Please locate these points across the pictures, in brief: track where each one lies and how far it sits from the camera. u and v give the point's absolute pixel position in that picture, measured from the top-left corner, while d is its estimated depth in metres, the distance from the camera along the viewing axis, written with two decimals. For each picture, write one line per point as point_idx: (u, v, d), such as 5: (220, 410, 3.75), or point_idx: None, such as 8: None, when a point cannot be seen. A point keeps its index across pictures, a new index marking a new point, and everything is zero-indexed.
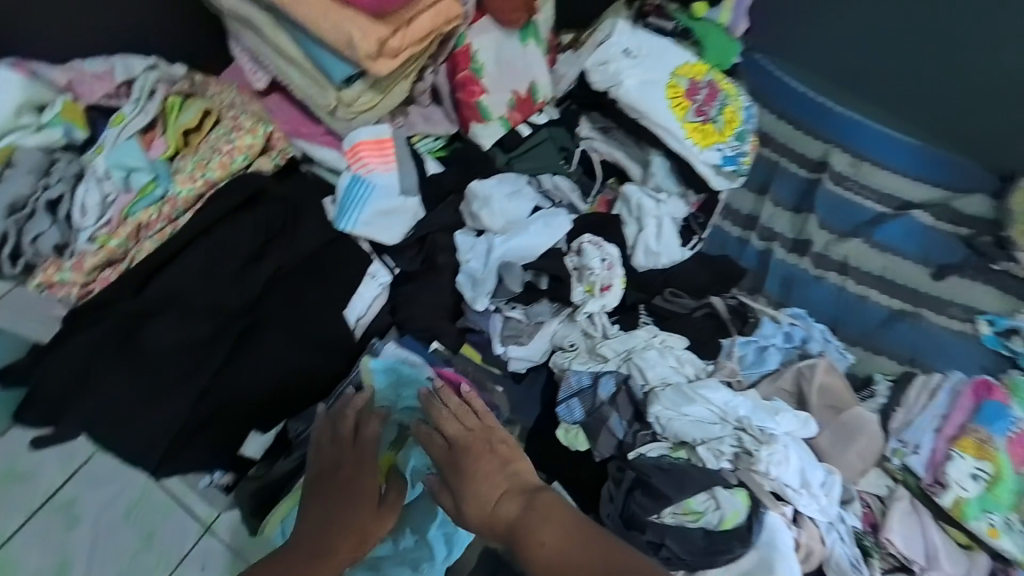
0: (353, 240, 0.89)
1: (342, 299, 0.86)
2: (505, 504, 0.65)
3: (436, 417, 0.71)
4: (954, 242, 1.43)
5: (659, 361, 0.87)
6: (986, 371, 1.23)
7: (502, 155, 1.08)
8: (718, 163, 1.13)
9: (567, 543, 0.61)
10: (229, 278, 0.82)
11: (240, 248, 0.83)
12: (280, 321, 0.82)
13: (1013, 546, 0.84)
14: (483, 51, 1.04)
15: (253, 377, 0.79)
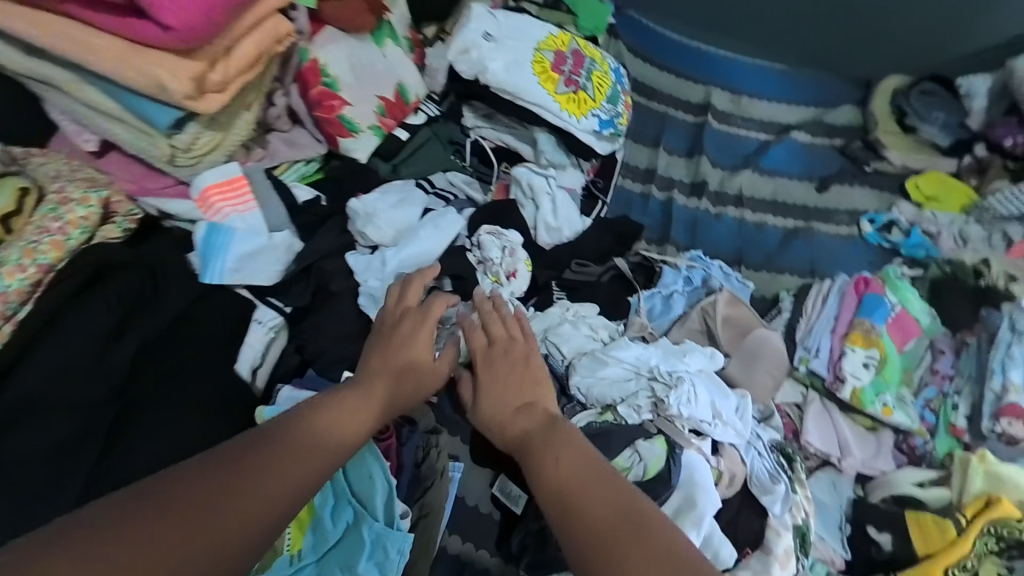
0: (232, 290, 0.83)
1: (230, 354, 0.79)
2: (526, 417, 0.67)
3: (485, 318, 0.76)
4: (831, 154, 1.56)
5: (573, 333, 0.90)
6: (873, 266, 1.36)
7: (384, 164, 1.03)
8: (597, 128, 1.13)
9: (574, 469, 0.60)
10: (85, 365, 0.72)
11: (93, 328, 0.74)
12: (166, 391, 0.73)
13: (905, 419, 0.94)
14: (332, 63, 0.96)
15: (147, 460, 0.68)
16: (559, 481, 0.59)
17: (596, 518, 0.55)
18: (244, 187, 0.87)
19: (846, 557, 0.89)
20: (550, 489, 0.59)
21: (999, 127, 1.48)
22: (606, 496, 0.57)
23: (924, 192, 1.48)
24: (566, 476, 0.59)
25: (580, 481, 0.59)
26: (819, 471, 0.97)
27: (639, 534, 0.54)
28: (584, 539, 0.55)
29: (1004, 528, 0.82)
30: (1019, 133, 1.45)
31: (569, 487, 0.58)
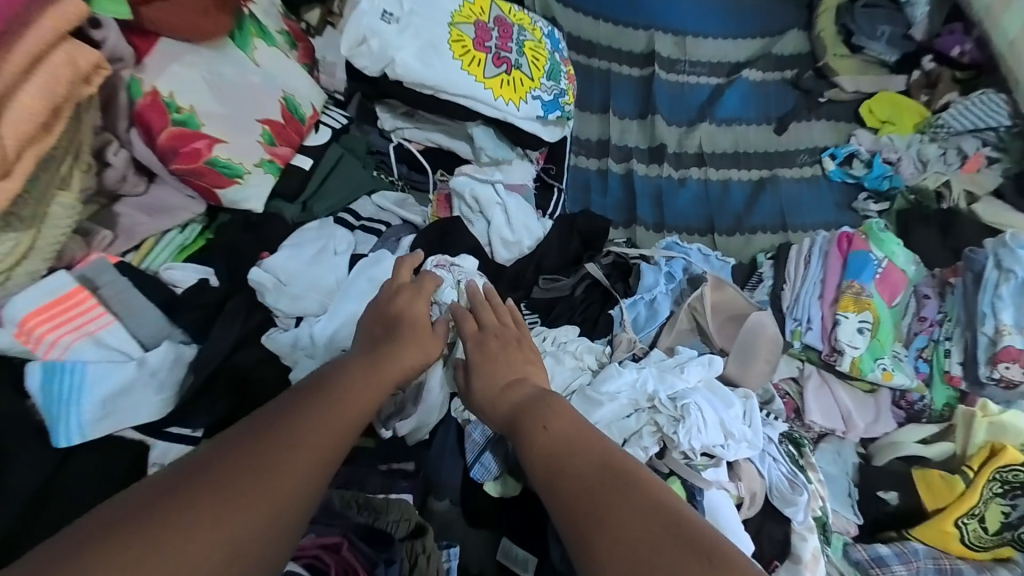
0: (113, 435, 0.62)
1: None
2: (517, 392, 0.68)
3: (479, 305, 0.77)
4: (784, 89, 1.45)
5: (555, 369, 0.78)
6: (840, 205, 1.27)
7: (290, 204, 0.83)
8: (541, 113, 0.96)
9: (563, 432, 0.60)
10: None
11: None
12: None
13: (905, 379, 0.90)
14: (183, 90, 0.72)
15: None
16: (547, 446, 0.59)
17: (581, 476, 0.55)
18: (86, 300, 0.64)
19: (859, 522, 0.89)
20: (539, 454, 0.59)
21: (946, 36, 1.41)
22: (593, 455, 0.57)
23: (877, 116, 1.39)
24: (555, 441, 0.59)
25: (567, 445, 0.58)
26: (822, 442, 0.94)
27: (624, 486, 0.53)
28: (568, 498, 0.54)
29: (1012, 472, 0.81)
30: (964, 40, 1.39)
31: (559, 451, 0.58)
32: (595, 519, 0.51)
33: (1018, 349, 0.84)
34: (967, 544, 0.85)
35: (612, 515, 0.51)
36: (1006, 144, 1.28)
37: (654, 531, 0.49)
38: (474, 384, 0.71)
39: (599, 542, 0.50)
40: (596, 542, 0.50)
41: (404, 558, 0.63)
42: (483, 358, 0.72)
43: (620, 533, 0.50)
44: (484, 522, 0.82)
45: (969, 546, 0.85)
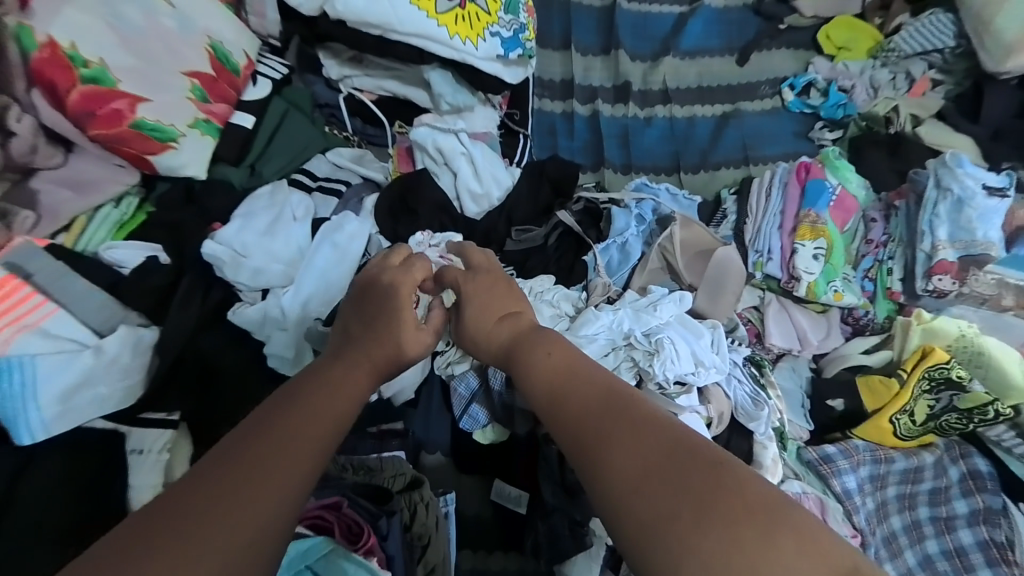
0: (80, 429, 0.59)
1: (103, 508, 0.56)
2: (509, 331, 0.68)
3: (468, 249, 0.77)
4: (746, 15, 1.41)
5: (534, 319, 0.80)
6: (800, 135, 1.30)
7: (236, 171, 0.76)
8: (502, 52, 0.89)
9: (565, 364, 0.59)
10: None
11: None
12: None
13: (853, 298, 0.97)
14: (84, 42, 0.62)
15: None
16: (549, 381, 0.58)
17: (585, 402, 0.54)
18: (21, 290, 0.58)
19: (809, 429, 1.00)
20: (542, 387, 0.58)
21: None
22: (597, 382, 0.56)
23: (834, 43, 1.39)
24: (557, 366, 0.59)
25: (570, 377, 0.57)
26: (780, 360, 1.02)
27: (629, 406, 0.52)
28: (574, 421, 0.53)
29: (938, 371, 0.91)
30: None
31: (562, 383, 0.57)
32: (601, 436, 0.50)
33: (950, 262, 0.91)
34: (898, 435, 0.98)
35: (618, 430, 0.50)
36: (951, 66, 1.31)
37: (661, 442, 0.48)
38: (470, 334, 0.71)
39: (607, 458, 0.48)
40: (604, 457, 0.49)
41: (404, 509, 0.67)
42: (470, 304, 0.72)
43: (625, 446, 0.48)
44: (475, 467, 0.88)
45: (900, 437, 0.98)
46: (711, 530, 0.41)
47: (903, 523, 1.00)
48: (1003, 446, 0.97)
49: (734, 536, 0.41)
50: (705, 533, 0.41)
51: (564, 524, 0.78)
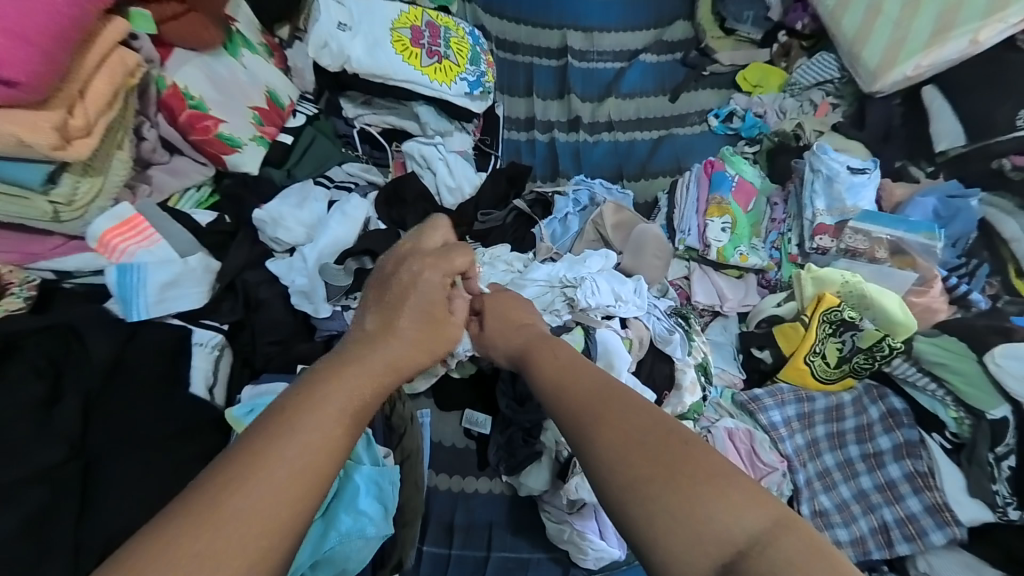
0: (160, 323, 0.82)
1: (174, 381, 0.77)
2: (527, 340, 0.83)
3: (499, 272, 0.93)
4: (675, 66, 1.78)
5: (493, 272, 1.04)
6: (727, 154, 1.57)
7: (277, 172, 1.07)
8: (468, 90, 1.23)
9: (573, 370, 0.72)
10: (25, 435, 0.64)
11: (17, 404, 0.65)
12: (117, 439, 0.70)
13: (758, 260, 1.20)
14: (193, 85, 0.96)
15: (128, 503, 0.65)
16: (559, 380, 0.71)
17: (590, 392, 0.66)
18: (145, 225, 0.82)
19: (743, 377, 1.17)
20: (551, 384, 0.72)
21: (794, 11, 1.75)
22: (589, 378, 0.69)
23: (750, 82, 1.72)
24: (557, 366, 0.74)
25: (577, 378, 0.70)
26: (713, 322, 1.22)
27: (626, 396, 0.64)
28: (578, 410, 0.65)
29: (834, 313, 1.09)
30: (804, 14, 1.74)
31: (569, 383, 0.70)
32: (602, 419, 0.61)
33: (828, 224, 1.15)
34: (817, 377, 1.12)
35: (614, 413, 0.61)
36: (842, 91, 1.61)
37: (650, 425, 0.58)
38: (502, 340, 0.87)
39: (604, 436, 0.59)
40: (597, 434, 0.60)
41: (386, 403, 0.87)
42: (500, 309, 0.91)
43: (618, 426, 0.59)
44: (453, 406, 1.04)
45: (819, 379, 1.13)
46: (678, 487, 0.52)
47: (836, 461, 1.09)
48: (908, 381, 1.09)
49: (693, 488, 0.52)
50: (674, 491, 0.52)
51: (519, 433, 0.94)
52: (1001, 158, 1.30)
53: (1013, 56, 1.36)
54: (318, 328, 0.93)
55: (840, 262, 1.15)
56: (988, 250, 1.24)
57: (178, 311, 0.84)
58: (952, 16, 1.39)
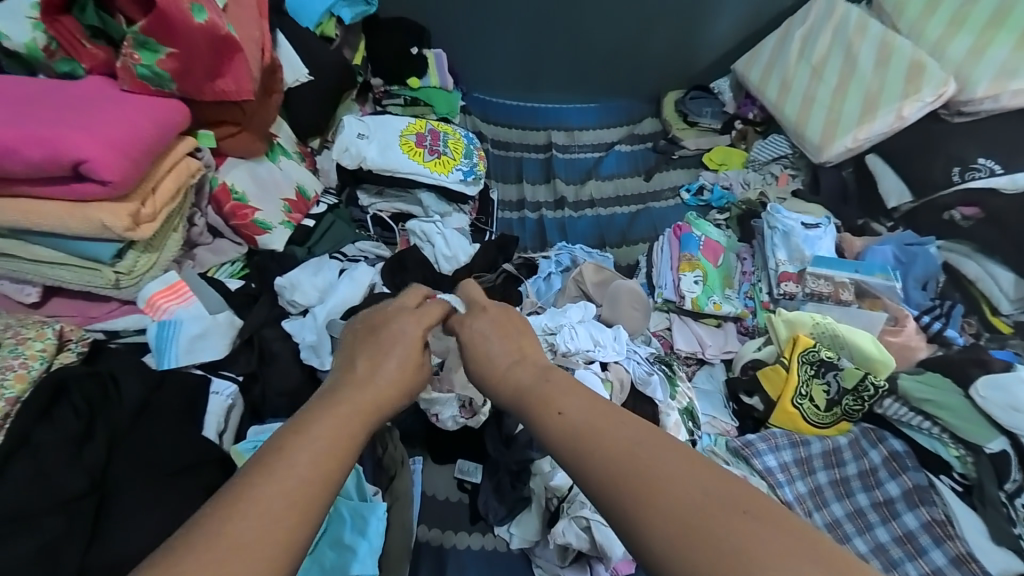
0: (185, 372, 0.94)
1: (191, 423, 0.87)
2: (521, 373, 0.57)
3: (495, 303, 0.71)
4: (645, 152, 1.88)
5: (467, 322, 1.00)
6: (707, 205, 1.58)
7: (300, 249, 1.24)
8: (463, 178, 1.46)
9: (589, 416, 0.48)
10: (60, 466, 0.74)
11: (63, 435, 0.77)
12: (135, 472, 0.79)
13: (730, 308, 1.31)
14: (239, 182, 1.19)
15: (135, 533, 0.73)
16: (577, 425, 0.47)
17: (631, 452, 0.44)
18: (185, 290, 0.99)
19: (735, 424, 1.17)
20: (565, 440, 0.47)
21: (745, 103, 1.87)
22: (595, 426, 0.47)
23: (715, 162, 1.80)
24: (565, 406, 0.50)
25: (597, 421, 0.47)
26: (700, 369, 1.27)
27: (673, 451, 0.44)
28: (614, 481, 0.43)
29: (811, 353, 1.13)
30: (754, 105, 1.86)
31: (590, 436, 0.46)
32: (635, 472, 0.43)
33: (791, 272, 1.31)
34: (810, 421, 1.12)
35: (669, 492, 0.41)
36: (799, 163, 1.71)
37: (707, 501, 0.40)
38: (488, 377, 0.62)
39: (657, 527, 0.40)
40: (646, 524, 0.41)
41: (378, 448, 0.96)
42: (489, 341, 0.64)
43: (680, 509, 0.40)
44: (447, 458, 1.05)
45: (813, 423, 1.12)
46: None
47: (845, 510, 1.03)
48: (902, 421, 1.09)
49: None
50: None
51: (507, 476, 0.97)
52: (950, 210, 1.36)
53: (936, 126, 1.46)
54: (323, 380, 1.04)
55: (809, 306, 1.27)
56: (958, 290, 1.32)
57: (202, 362, 0.96)
58: (875, 98, 1.52)
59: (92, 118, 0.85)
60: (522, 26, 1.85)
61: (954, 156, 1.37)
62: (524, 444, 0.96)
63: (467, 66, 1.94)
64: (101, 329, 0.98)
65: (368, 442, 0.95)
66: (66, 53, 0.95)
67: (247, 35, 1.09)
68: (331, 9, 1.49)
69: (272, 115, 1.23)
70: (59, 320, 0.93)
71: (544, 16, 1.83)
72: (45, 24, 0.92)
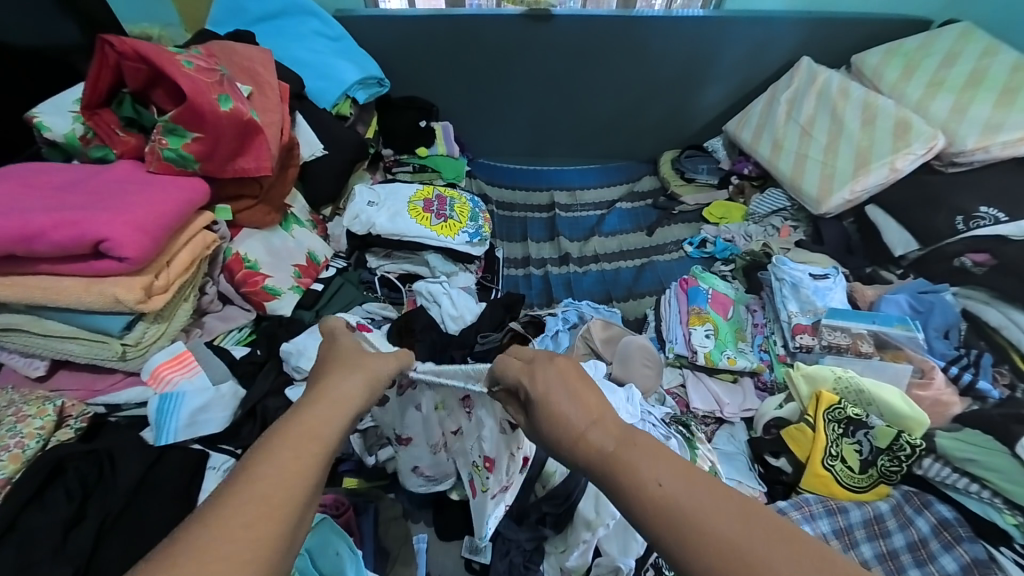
0: (182, 446, 0.91)
1: (181, 504, 0.83)
2: (601, 441, 0.53)
3: (545, 401, 0.60)
4: (646, 209, 1.92)
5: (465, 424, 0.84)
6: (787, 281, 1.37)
7: (308, 313, 1.25)
8: (469, 239, 1.48)
9: (685, 493, 0.45)
10: (43, 559, 0.71)
11: (52, 521, 0.75)
12: (118, 562, 0.75)
13: (744, 363, 1.28)
14: (252, 251, 1.21)
15: None
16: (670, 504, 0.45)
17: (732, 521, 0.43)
18: (190, 359, 0.98)
19: (763, 490, 1.09)
20: (658, 515, 0.45)
21: (740, 161, 1.91)
22: (723, 515, 0.43)
23: (715, 216, 1.83)
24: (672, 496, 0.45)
25: (698, 505, 0.44)
26: (719, 428, 1.22)
27: (775, 531, 0.43)
28: (719, 564, 0.41)
29: (836, 411, 1.08)
30: (748, 162, 1.90)
31: (685, 517, 0.44)
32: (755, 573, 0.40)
33: (805, 324, 1.29)
34: (845, 485, 1.04)
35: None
36: (799, 215, 1.73)
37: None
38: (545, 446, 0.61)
39: None
40: None
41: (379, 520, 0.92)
42: (557, 421, 0.58)
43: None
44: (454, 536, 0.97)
45: (848, 487, 1.04)
46: None
47: None
48: (947, 483, 1.01)
49: None
50: None
51: (519, 556, 0.90)
52: (960, 257, 1.34)
53: (930, 177, 1.49)
54: None
55: (827, 359, 1.23)
56: (982, 339, 1.27)
57: (202, 435, 0.94)
58: (866, 153, 1.57)
59: (119, 199, 0.90)
60: (523, 99, 1.97)
61: (956, 206, 1.38)
62: (534, 520, 0.91)
63: (474, 136, 2.08)
64: (102, 403, 0.96)
65: (368, 510, 0.92)
66: (100, 141, 1.02)
67: (269, 119, 1.18)
68: (348, 92, 1.64)
69: (287, 188, 1.30)
70: (62, 395, 0.92)
71: (545, 89, 1.96)
72: (85, 117, 1.01)
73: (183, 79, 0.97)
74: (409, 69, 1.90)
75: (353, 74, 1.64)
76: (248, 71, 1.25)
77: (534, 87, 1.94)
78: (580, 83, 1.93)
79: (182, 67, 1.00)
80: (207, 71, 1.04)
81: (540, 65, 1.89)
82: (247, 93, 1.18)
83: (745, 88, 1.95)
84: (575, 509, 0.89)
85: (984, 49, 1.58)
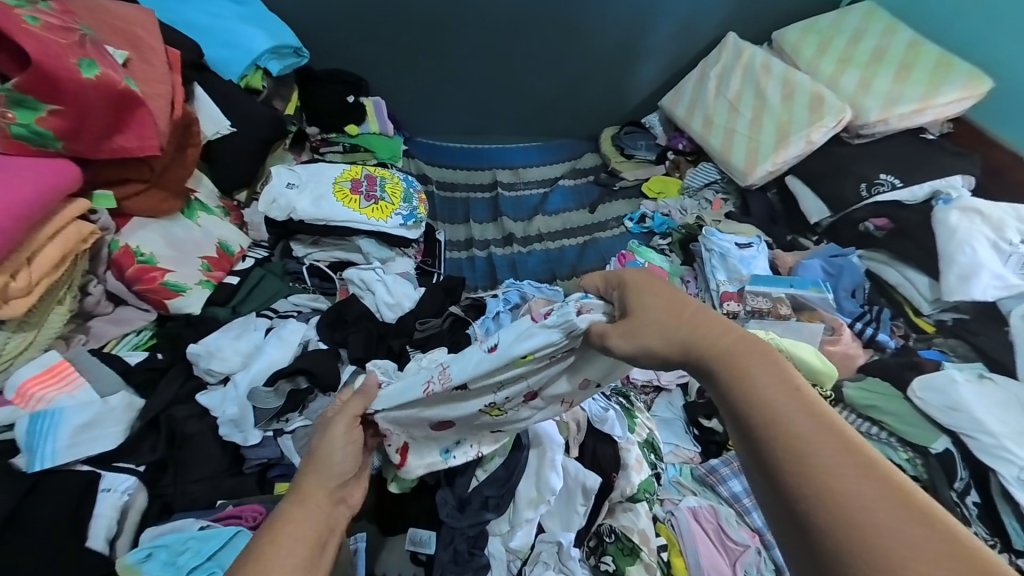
0: (67, 468, 0.81)
1: (69, 536, 0.74)
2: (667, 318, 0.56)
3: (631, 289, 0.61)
4: (588, 186, 1.90)
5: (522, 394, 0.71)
6: (716, 251, 1.44)
7: (222, 310, 1.11)
8: (404, 222, 1.39)
9: (739, 360, 0.50)
10: None
11: None
12: None
13: None
14: (145, 244, 1.07)
15: None
16: (745, 373, 0.48)
17: (773, 386, 0.47)
18: (69, 370, 0.88)
19: (698, 450, 1.16)
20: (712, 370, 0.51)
21: (675, 136, 1.93)
22: (775, 384, 0.47)
23: (654, 191, 1.83)
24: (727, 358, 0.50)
25: (751, 368, 0.49)
26: (658, 396, 1.26)
27: (819, 414, 0.45)
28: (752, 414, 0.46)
29: None
30: (683, 137, 1.93)
31: (732, 379, 0.49)
32: (790, 427, 0.44)
33: (732, 292, 1.36)
34: None
35: (815, 444, 0.43)
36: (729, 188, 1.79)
37: (858, 460, 0.42)
38: (630, 343, 0.58)
39: (788, 465, 0.43)
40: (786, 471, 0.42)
41: None
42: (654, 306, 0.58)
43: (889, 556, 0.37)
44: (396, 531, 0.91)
45: None
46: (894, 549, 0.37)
47: None
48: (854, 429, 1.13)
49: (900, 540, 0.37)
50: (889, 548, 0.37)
51: (463, 543, 0.86)
52: (865, 223, 1.46)
53: (840, 149, 1.59)
54: (248, 458, 0.92)
55: (752, 323, 1.31)
56: (883, 296, 1.41)
57: (89, 455, 0.83)
58: (786, 126, 1.65)
59: None
60: (458, 74, 1.88)
61: (861, 173, 1.50)
62: (477, 505, 0.86)
63: (409, 113, 1.95)
64: None
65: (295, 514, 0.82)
66: None
67: (155, 90, 1.03)
68: (257, 61, 1.46)
69: (188, 170, 1.15)
70: None
71: (480, 62, 1.87)
72: None
73: (27, 41, 0.82)
74: (330, 39, 1.75)
75: (263, 41, 1.46)
76: (124, 34, 1.07)
77: (470, 59, 1.85)
78: (516, 57, 1.87)
79: (24, 24, 0.83)
80: (62, 30, 0.88)
81: (473, 37, 1.80)
82: (122, 58, 1.02)
83: (679, 63, 1.96)
84: (517, 488, 0.86)
85: (885, 28, 1.70)
